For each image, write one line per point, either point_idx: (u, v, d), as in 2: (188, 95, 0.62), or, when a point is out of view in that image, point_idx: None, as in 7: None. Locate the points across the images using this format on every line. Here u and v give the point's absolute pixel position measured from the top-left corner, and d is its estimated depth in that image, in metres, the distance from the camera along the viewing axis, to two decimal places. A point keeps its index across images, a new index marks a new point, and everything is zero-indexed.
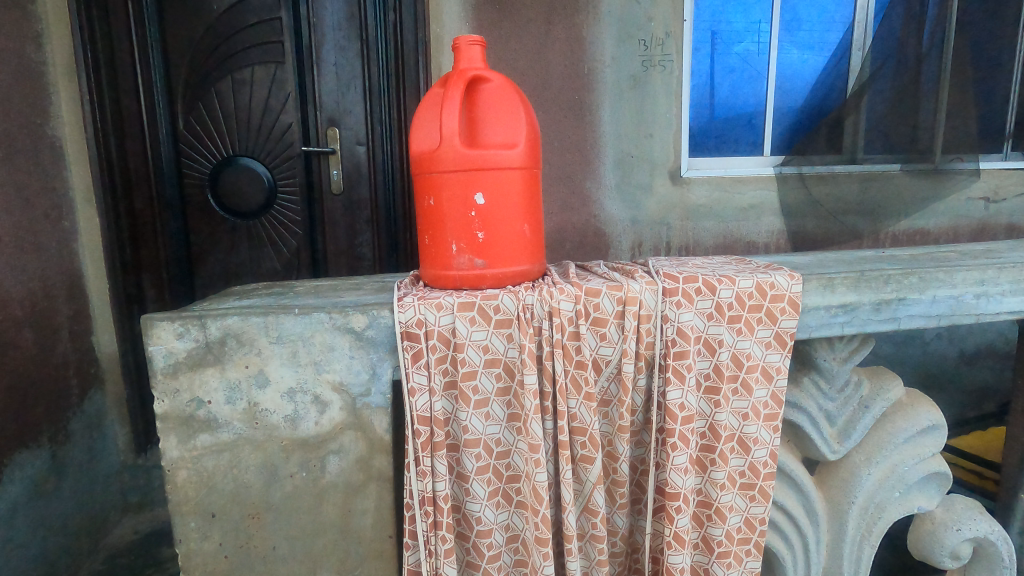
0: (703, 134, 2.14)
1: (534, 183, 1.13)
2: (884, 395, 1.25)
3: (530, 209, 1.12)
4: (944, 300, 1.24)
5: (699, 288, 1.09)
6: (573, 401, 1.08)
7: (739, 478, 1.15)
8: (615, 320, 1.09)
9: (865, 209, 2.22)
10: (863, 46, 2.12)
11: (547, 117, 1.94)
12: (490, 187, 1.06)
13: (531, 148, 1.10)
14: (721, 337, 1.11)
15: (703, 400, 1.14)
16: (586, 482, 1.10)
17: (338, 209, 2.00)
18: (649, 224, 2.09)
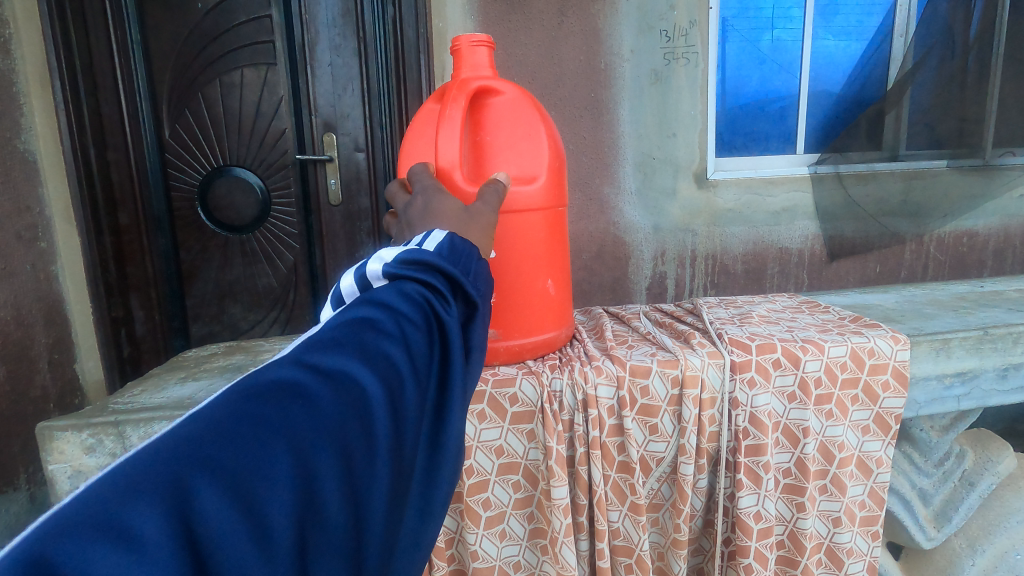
0: (731, 132, 1.97)
1: (558, 225, 1.06)
2: (992, 471, 1.24)
3: (553, 257, 1.05)
4: None
5: (786, 362, 1.06)
6: (616, 513, 1.04)
7: None
8: (668, 407, 1.05)
9: (907, 211, 2.04)
10: (906, 30, 1.92)
11: (562, 116, 1.78)
12: (507, 234, 0.98)
13: (553, 182, 1.02)
14: (802, 422, 1.06)
15: (788, 507, 1.07)
16: None
17: (336, 220, 1.86)
18: (673, 231, 1.93)
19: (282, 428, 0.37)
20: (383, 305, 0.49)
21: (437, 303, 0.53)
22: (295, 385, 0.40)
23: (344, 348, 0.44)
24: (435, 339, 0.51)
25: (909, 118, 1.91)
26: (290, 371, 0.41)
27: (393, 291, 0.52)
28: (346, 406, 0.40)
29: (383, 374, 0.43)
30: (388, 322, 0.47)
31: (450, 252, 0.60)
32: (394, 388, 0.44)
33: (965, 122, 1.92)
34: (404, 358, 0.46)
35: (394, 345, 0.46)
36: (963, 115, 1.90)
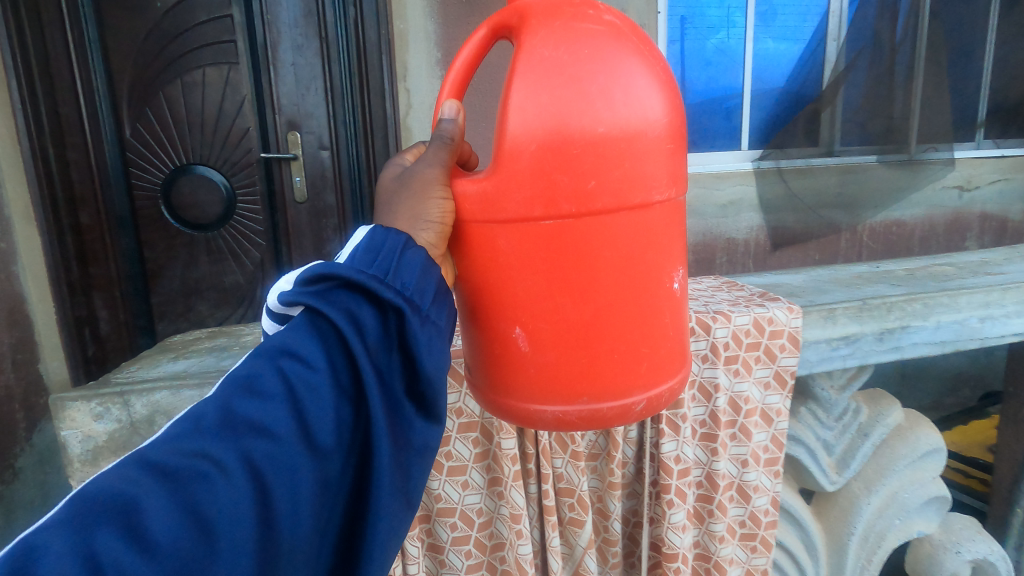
0: None
1: (532, 249, 0.61)
2: (884, 422, 1.30)
3: (520, 294, 0.64)
4: (950, 326, 1.35)
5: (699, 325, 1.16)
6: (560, 461, 1.11)
7: (738, 529, 1.24)
8: None
9: (841, 203, 2.19)
10: (838, 36, 2.08)
11: None
12: (466, 249, 0.67)
13: (517, 182, 0.59)
14: (715, 379, 1.17)
15: (704, 450, 1.20)
16: (577, 546, 1.13)
17: (303, 217, 1.90)
18: None
19: (131, 527, 0.43)
20: (273, 355, 0.52)
21: (342, 330, 0.53)
22: (144, 485, 0.44)
23: (207, 430, 0.48)
24: (336, 393, 0.53)
25: (841, 118, 2.13)
26: (140, 465, 0.46)
27: (292, 333, 0.54)
28: (199, 495, 0.45)
29: (249, 457, 0.48)
30: (269, 387, 0.51)
31: (364, 256, 0.58)
32: (260, 467, 0.48)
33: (892, 120, 2.16)
34: (282, 433, 0.50)
35: (267, 416, 0.50)
36: (891, 114, 2.15)
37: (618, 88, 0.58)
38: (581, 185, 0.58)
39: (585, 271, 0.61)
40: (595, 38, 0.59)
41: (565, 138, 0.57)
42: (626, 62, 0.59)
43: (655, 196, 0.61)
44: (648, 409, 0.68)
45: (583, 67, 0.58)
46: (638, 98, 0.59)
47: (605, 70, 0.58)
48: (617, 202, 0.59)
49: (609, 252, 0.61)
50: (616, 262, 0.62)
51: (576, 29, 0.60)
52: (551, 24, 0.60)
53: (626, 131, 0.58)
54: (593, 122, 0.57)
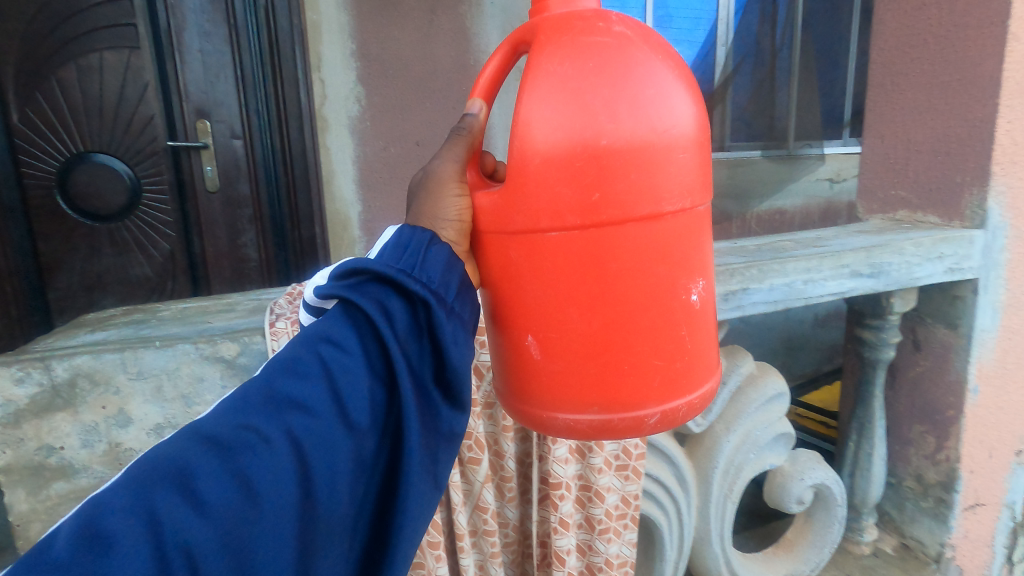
0: None
1: (536, 269, 0.51)
2: (737, 371, 0.95)
3: (531, 315, 0.52)
4: (776, 288, 0.84)
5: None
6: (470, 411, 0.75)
7: (617, 463, 0.77)
8: None
9: (733, 193, 2.39)
10: (726, 41, 2.24)
11: (435, 108, 1.91)
12: (480, 267, 0.56)
13: (522, 198, 0.49)
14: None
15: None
16: (470, 483, 0.72)
17: (216, 207, 1.87)
18: None
19: (184, 489, 0.39)
20: (311, 339, 0.47)
21: (377, 319, 0.47)
22: (189, 461, 0.40)
23: (250, 405, 0.43)
24: (372, 378, 0.47)
25: (731, 116, 2.36)
26: (188, 439, 0.41)
27: (328, 323, 0.48)
28: (246, 466, 0.41)
29: (295, 430, 0.43)
30: (309, 367, 0.45)
31: (396, 248, 0.51)
32: (305, 444, 0.43)
33: (774, 121, 2.49)
34: (325, 407, 0.45)
35: (311, 396, 0.45)
36: (773, 114, 2.48)
37: (627, 95, 0.47)
38: (585, 200, 0.48)
39: (597, 292, 0.50)
40: (603, 45, 0.48)
41: (569, 147, 0.47)
42: (641, 66, 0.47)
43: (670, 208, 0.49)
44: (665, 423, 0.54)
45: (597, 78, 0.47)
46: (651, 106, 0.47)
47: (611, 82, 0.47)
48: (626, 215, 0.48)
49: (625, 275, 0.49)
50: (632, 285, 0.50)
51: (582, 43, 0.48)
52: (555, 32, 0.50)
53: (634, 143, 0.47)
54: (596, 133, 0.46)
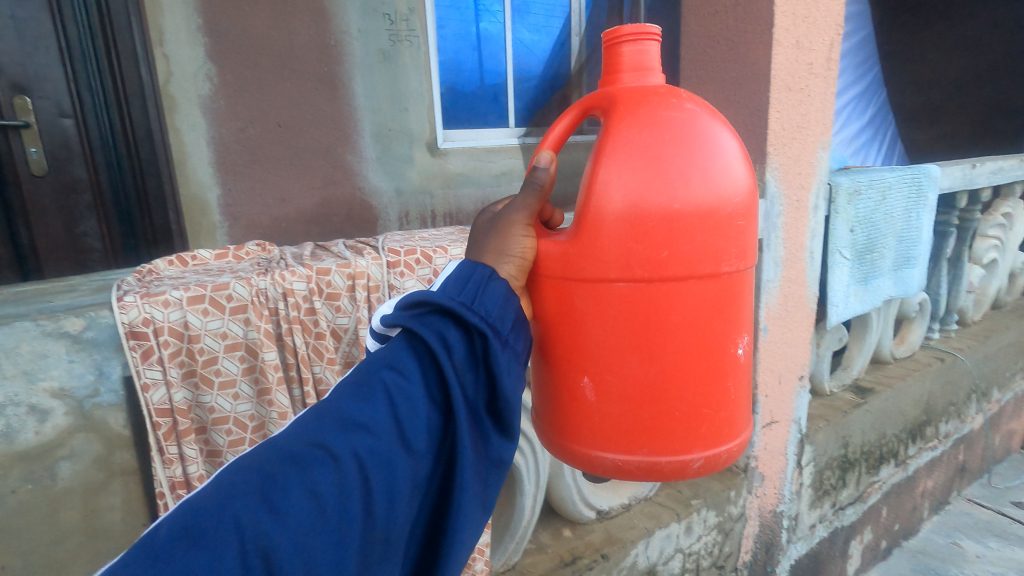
0: (455, 106, 2.26)
1: (602, 307, 0.70)
2: None
3: (595, 349, 0.72)
4: None
5: (416, 261, 1.22)
6: (318, 368, 1.11)
7: None
8: (346, 294, 1.14)
9: None
10: (579, 31, 2.51)
11: (297, 89, 1.87)
12: (541, 299, 0.75)
13: (596, 249, 0.69)
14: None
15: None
16: None
17: (44, 194, 1.65)
18: (413, 194, 2.15)
19: (265, 500, 0.46)
20: (379, 364, 0.56)
21: (437, 348, 0.56)
22: (271, 472, 0.48)
23: (325, 424, 0.52)
24: (430, 405, 0.55)
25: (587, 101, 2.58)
26: (271, 455, 0.49)
27: (393, 351, 0.57)
28: (319, 479, 0.48)
29: (361, 453, 0.50)
30: (373, 393, 0.54)
31: (453, 284, 0.61)
32: (368, 463, 0.50)
33: None
34: (386, 432, 0.52)
35: (372, 421, 0.52)
36: None
37: (697, 177, 0.67)
38: (654, 257, 0.68)
39: (656, 332, 0.70)
40: (680, 127, 0.68)
41: (647, 213, 0.67)
42: (707, 151, 0.68)
43: (724, 267, 0.71)
44: (704, 468, 0.77)
45: (677, 154, 0.67)
46: (712, 180, 0.68)
47: (685, 157, 0.67)
48: (688, 269, 0.69)
49: (678, 319, 0.70)
50: (685, 326, 0.70)
51: (657, 123, 0.68)
52: (634, 109, 0.70)
53: (702, 207, 0.67)
54: (671, 199, 0.67)
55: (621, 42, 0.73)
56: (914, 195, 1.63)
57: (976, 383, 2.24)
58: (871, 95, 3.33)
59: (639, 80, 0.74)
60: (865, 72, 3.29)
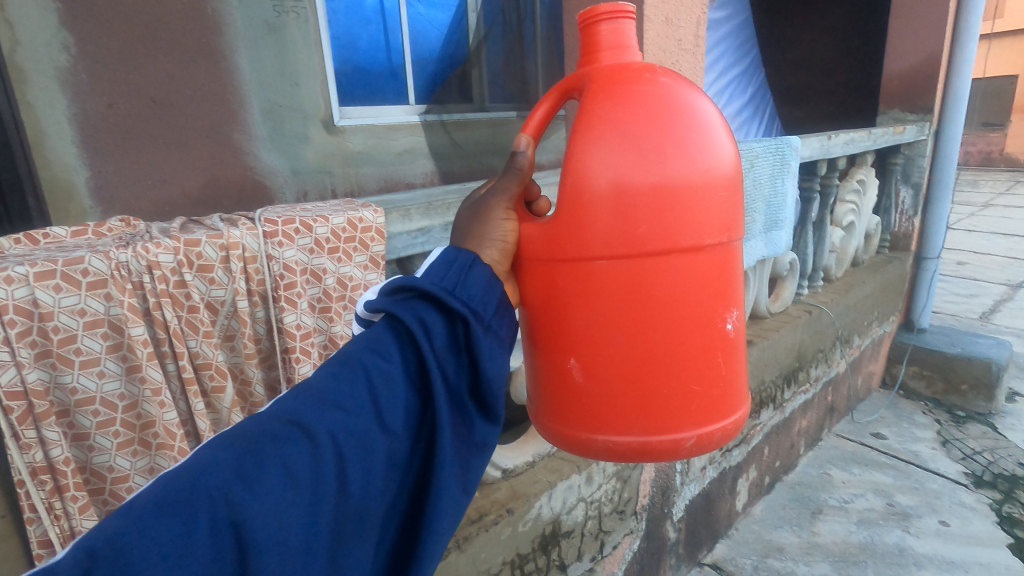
0: (350, 82, 2.09)
1: (589, 283, 0.81)
2: None
3: (580, 328, 0.84)
4: None
5: (297, 229, 1.04)
6: (192, 342, 0.96)
7: None
8: (220, 265, 0.97)
9: (495, 151, 2.53)
10: (475, 8, 2.42)
11: (170, 61, 1.64)
12: (529, 285, 0.86)
13: (580, 228, 0.80)
14: (324, 266, 1.07)
15: (317, 316, 1.10)
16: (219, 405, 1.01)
17: None
18: (311, 174, 1.99)
19: (249, 465, 0.59)
20: (375, 343, 0.70)
21: (419, 334, 0.69)
22: (262, 441, 0.61)
23: (308, 403, 0.64)
24: (407, 388, 0.69)
25: (486, 78, 2.51)
26: (264, 426, 0.62)
27: (380, 332, 0.71)
28: (299, 451, 0.61)
29: (337, 432, 0.63)
30: (355, 381, 0.67)
31: (439, 272, 0.74)
32: (344, 443, 0.63)
33: (526, 84, 2.64)
34: (361, 412, 0.65)
35: (350, 405, 0.65)
36: (524, 78, 2.62)
37: (674, 150, 0.78)
38: (633, 233, 0.78)
39: (641, 306, 0.81)
40: (654, 100, 0.79)
41: (631, 190, 0.77)
42: (682, 125, 0.79)
43: (707, 240, 0.82)
44: (695, 446, 0.88)
45: (655, 130, 0.78)
46: (690, 153, 0.79)
47: (659, 132, 0.78)
48: (667, 244, 0.80)
49: (661, 292, 0.81)
50: (667, 298, 0.81)
51: (633, 101, 0.79)
52: (613, 88, 0.81)
53: (680, 178, 0.78)
54: (648, 174, 0.78)
55: (598, 21, 0.85)
56: (778, 164, 1.81)
57: (840, 331, 2.54)
58: (752, 75, 3.53)
59: (617, 56, 0.85)
60: (744, 54, 3.47)
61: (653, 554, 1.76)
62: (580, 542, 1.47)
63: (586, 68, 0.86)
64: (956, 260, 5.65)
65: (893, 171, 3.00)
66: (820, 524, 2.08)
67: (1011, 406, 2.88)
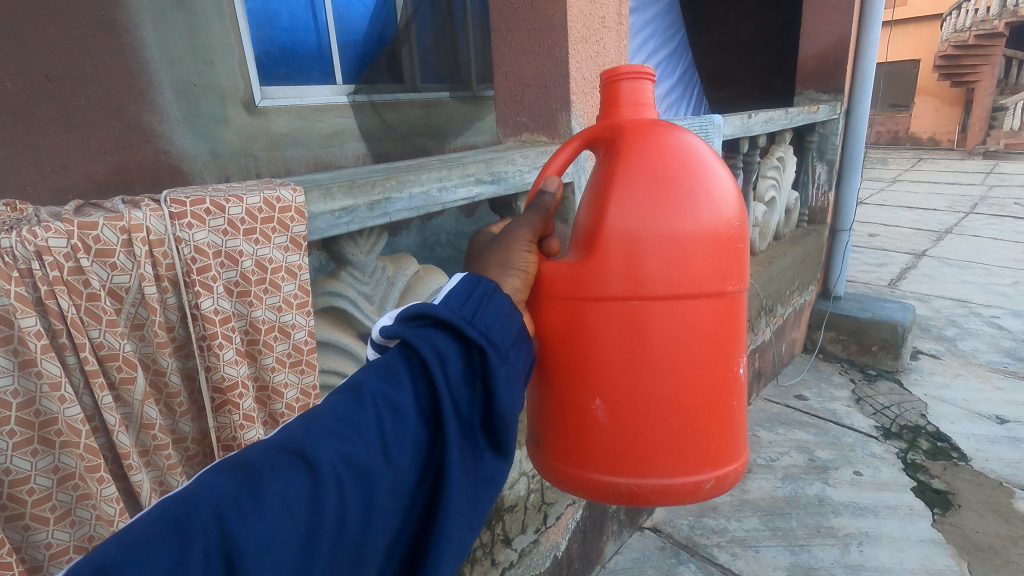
0: (272, 61, 1.98)
1: (623, 323, 0.89)
2: (405, 272, 1.23)
3: (608, 365, 0.91)
4: (416, 195, 1.16)
5: (208, 208, 0.88)
6: (93, 332, 0.80)
7: (289, 359, 1.01)
8: (124, 248, 0.82)
9: (429, 131, 2.48)
10: None
11: (65, 34, 1.46)
12: (550, 317, 0.93)
13: (616, 268, 0.87)
14: (242, 249, 0.91)
15: (236, 301, 0.94)
16: (134, 403, 0.85)
17: None
18: (232, 158, 1.88)
19: (247, 497, 0.58)
20: (397, 371, 0.71)
21: (432, 363, 0.69)
22: (266, 472, 0.60)
23: (318, 433, 0.64)
24: (418, 420, 0.69)
25: (418, 57, 2.44)
26: (273, 457, 0.61)
27: (393, 362, 0.72)
28: (302, 485, 0.60)
29: (339, 463, 0.62)
30: (366, 416, 0.66)
31: (455, 298, 0.75)
32: (346, 478, 0.62)
33: (458, 64, 2.60)
34: (366, 443, 0.65)
35: (357, 441, 0.64)
36: (455, 58, 2.58)
37: (705, 202, 0.88)
38: (667, 275, 0.87)
39: (668, 345, 0.89)
40: (685, 156, 0.89)
41: (666, 235, 0.86)
42: (709, 177, 0.89)
43: (729, 286, 0.91)
44: (712, 486, 0.96)
45: (688, 182, 0.88)
46: (717, 205, 0.89)
47: (690, 184, 0.88)
48: (698, 287, 0.88)
49: (687, 334, 0.89)
50: (693, 337, 0.90)
51: (665, 154, 0.89)
52: (647, 141, 0.90)
53: (708, 228, 0.87)
54: (682, 222, 0.86)
55: (621, 79, 0.96)
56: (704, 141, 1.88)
57: (764, 301, 2.68)
58: (681, 56, 3.61)
59: (639, 111, 0.96)
60: (674, 35, 3.52)
61: (595, 521, 1.84)
62: (523, 515, 1.54)
63: (611, 121, 0.96)
64: (865, 231, 6.09)
65: (809, 148, 3.18)
66: (750, 482, 2.22)
67: (913, 363, 3.17)
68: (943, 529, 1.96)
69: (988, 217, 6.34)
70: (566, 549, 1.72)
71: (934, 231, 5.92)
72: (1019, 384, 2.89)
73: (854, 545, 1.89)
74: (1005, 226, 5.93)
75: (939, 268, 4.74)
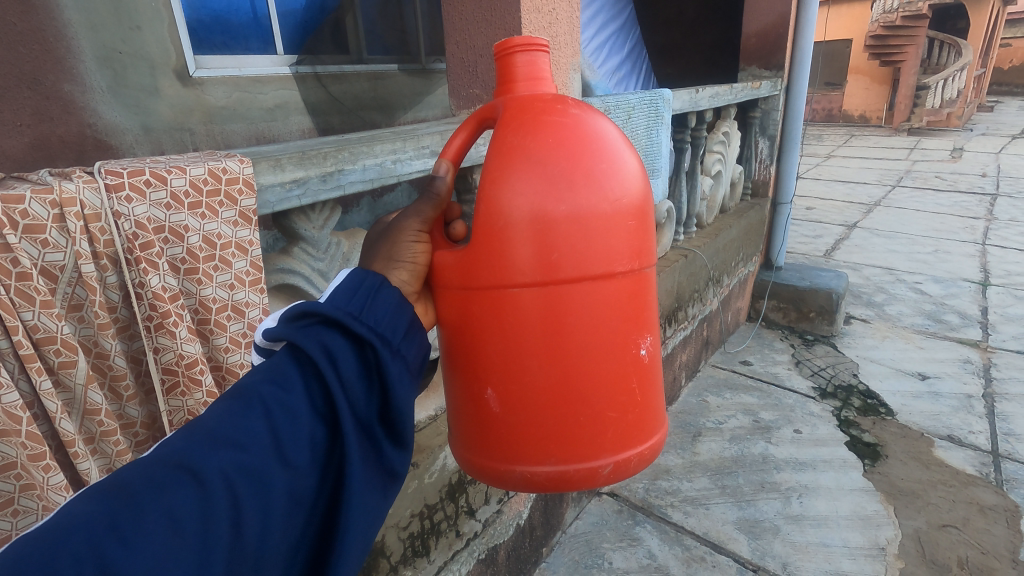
0: (206, 29, 1.85)
1: (506, 310, 0.89)
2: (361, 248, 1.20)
3: (494, 357, 0.92)
4: (370, 167, 1.13)
5: (148, 180, 0.83)
6: (26, 314, 0.74)
7: (245, 338, 0.98)
8: (55, 223, 0.76)
9: (377, 105, 2.39)
10: None
11: None
12: (445, 308, 0.95)
13: (499, 254, 0.87)
14: (187, 223, 0.87)
15: (183, 279, 0.90)
16: (75, 387, 0.80)
17: None
18: (166, 131, 1.77)
19: (125, 522, 0.56)
20: (281, 374, 0.71)
21: (322, 363, 0.70)
22: (145, 491, 0.58)
23: (200, 445, 0.62)
24: (314, 419, 0.70)
25: (363, 28, 2.35)
26: (155, 473, 0.60)
27: (281, 363, 0.72)
28: (186, 499, 0.59)
29: (228, 469, 0.62)
30: (254, 422, 0.66)
31: (342, 296, 0.77)
32: (236, 486, 0.61)
33: (405, 35, 2.51)
34: (258, 448, 0.65)
35: (245, 449, 0.64)
36: (403, 28, 2.49)
37: (583, 182, 0.86)
38: (544, 259, 0.86)
39: (554, 332, 0.89)
40: (567, 134, 0.87)
41: (543, 217, 0.85)
42: (591, 155, 0.87)
43: (617, 268, 0.89)
44: (613, 473, 0.97)
45: (564, 161, 0.86)
46: (598, 183, 0.87)
47: (568, 162, 0.86)
48: (580, 270, 0.87)
49: (580, 320, 0.89)
50: (581, 324, 0.89)
51: (544, 131, 0.87)
52: (528, 120, 0.89)
53: (583, 208, 0.86)
54: (557, 202, 0.85)
55: (514, 52, 0.93)
56: (654, 116, 1.90)
57: (711, 273, 2.78)
58: (629, 31, 3.62)
59: (533, 83, 0.94)
60: (621, 10, 3.53)
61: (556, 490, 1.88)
62: (486, 487, 1.57)
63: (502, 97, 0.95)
64: (803, 205, 6.38)
65: (752, 124, 3.28)
66: (700, 444, 2.32)
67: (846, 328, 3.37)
68: (873, 478, 2.12)
69: (912, 190, 6.76)
70: (528, 518, 1.76)
71: (865, 204, 6.26)
72: (939, 344, 3.14)
73: (794, 497, 2.02)
74: (926, 198, 6.35)
75: (870, 238, 5.03)
